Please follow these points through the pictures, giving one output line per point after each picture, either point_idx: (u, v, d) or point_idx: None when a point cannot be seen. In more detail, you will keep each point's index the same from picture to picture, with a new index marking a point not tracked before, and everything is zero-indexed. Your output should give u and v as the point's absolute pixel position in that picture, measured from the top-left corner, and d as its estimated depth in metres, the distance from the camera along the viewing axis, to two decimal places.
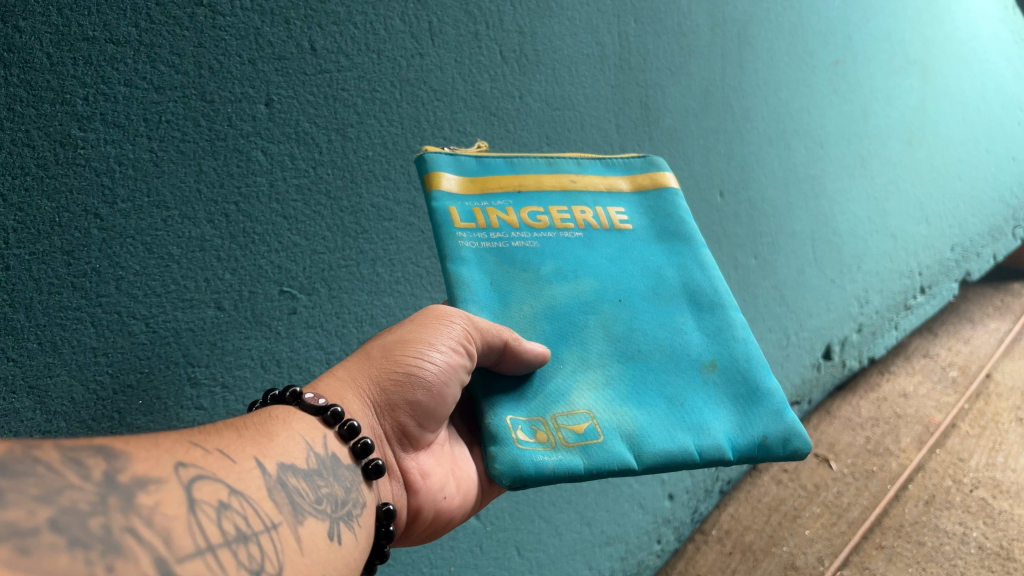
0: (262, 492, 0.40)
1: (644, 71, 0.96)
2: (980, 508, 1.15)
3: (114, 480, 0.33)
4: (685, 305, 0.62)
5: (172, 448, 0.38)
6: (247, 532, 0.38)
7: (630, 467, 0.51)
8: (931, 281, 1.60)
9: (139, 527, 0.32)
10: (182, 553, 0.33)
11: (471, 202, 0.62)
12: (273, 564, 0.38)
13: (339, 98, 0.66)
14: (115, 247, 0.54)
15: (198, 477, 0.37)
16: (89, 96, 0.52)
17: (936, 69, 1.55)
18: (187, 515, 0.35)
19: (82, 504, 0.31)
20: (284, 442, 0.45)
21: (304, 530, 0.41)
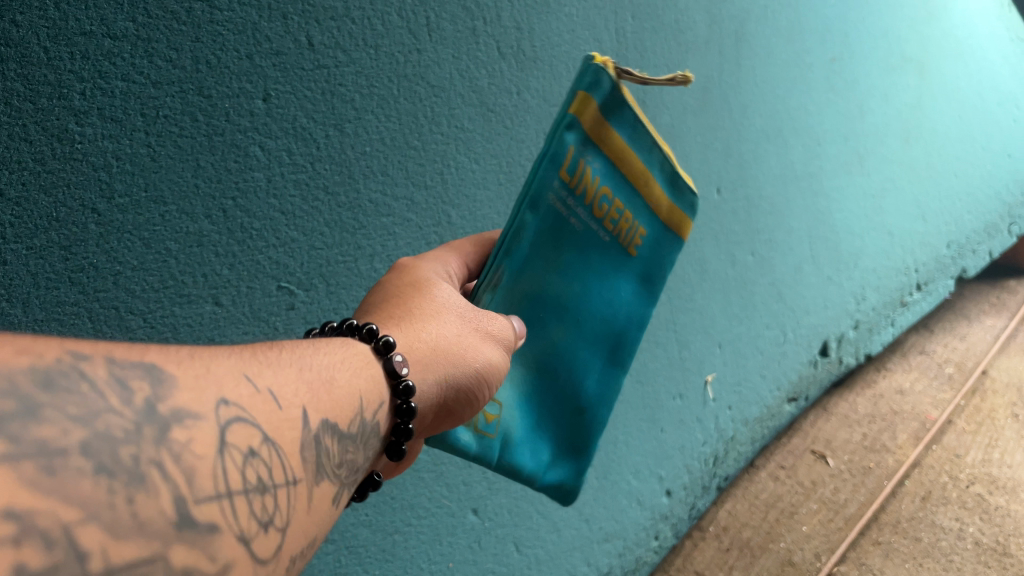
0: (294, 446, 0.38)
1: (641, 68, 0.96)
2: (976, 504, 1.15)
3: (154, 407, 0.31)
4: (611, 349, 0.68)
5: (222, 379, 0.35)
6: (267, 483, 0.35)
7: (485, 460, 0.62)
8: (927, 278, 1.60)
9: (166, 461, 0.30)
10: (200, 495, 0.31)
11: (583, 151, 0.59)
12: (282, 519, 0.36)
13: (336, 93, 0.66)
14: (113, 242, 0.55)
15: (237, 419, 0.35)
16: (86, 90, 0.52)
17: (933, 67, 1.55)
18: (216, 456, 0.32)
19: (117, 430, 0.29)
20: (339, 399, 0.43)
21: (317, 490, 0.40)
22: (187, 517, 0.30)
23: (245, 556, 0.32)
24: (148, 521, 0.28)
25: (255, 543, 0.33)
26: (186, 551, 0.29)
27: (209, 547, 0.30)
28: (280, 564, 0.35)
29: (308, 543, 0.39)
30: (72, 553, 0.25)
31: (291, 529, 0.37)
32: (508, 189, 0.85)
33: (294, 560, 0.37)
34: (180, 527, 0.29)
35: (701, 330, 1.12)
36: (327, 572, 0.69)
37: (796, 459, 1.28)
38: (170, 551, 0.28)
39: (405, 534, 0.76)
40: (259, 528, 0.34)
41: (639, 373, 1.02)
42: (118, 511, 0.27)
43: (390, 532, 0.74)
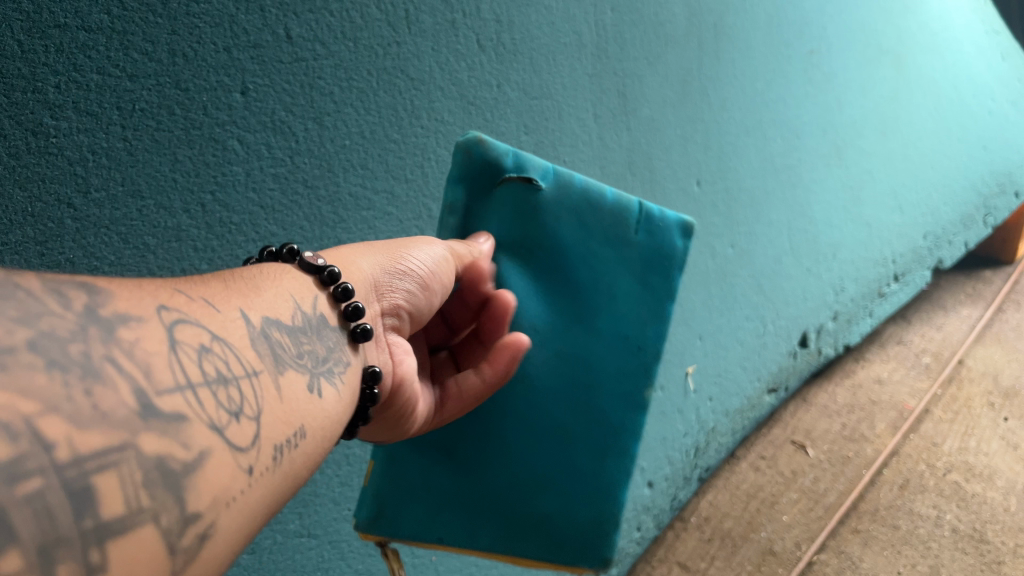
0: (245, 341, 0.41)
1: (621, 61, 0.97)
2: (953, 492, 1.16)
3: (95, 310, 0.33)
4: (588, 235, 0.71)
5: (158, 292, 0.38)
6: (228, 375, 0.38)
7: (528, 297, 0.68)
8: (904, 270, 1.61)
9: (117, 356, 0.32)
10: (161, 387, 0.33)
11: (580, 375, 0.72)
12: (253, 408, 0.39)
13: (315, 87, 0.66)
14: (89, 237, 0.54)
15: (180, 321, 0.37)
16: (61, 83, 0.51)
17: (909, 60, 1.56)
18: (167, 351, 0.35)
19: (62, 330, 0.31)
20: (274, 299, 0.45)
21: (286, 381, 0.43)
22: (149, 406, 0.32)
23: (221, 443, 0.35)
24: (110, 411, 0.30)
25: (229, 431, 0.36)
26: (155, 439, 0.31)
27: (179, 434, 0.33)
28: (263, 451, 0.38)
29: (292, 431, 0.42)
30: (37, 444, 0.27)
31: (266, 417, 0.40)
32: None
33: (281, 448, 0.40)
34: (144, 416, 0.31)
35: (683, 321, 1.13)
36: (310, 566, 0.70)
37: (776, 449, 1.29)
38: (139, 439, 0.31)
39: None
40: (229, 417, 0.37)
41: None
42: (77, 404, 0.29)
43: None
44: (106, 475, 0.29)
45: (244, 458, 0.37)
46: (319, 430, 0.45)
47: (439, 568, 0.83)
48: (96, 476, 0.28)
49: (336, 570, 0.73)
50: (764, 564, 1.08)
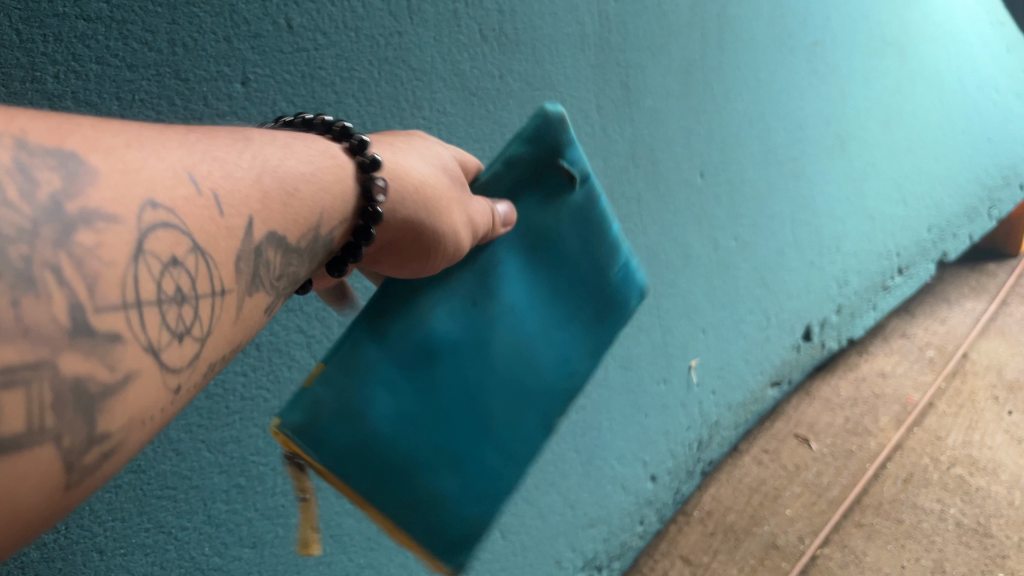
0: (227, 255, 0.36)
1: (624, 52, 0.96)
2: (957, 486, 1.16)
3: (61, 204, 0.28)
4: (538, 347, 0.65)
5: (155, 181, 0.33)
6: (187, 293, 0.34)
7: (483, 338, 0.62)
8: (908, 263, 1.60)
9: (64, 264, 0.27)
10: (102, 303, 0.29)
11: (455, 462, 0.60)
12: (199, 329, 0.35)
13: (316, 77, 0.65)
14: None
15: (162, 225, 0.32)
16: (60, 73, 0.51)
17: (914, 51, 1.55)
18: (129, 263, 0.30)
19: (9, 225, 0.26)
20: (293, 204, 0.42)
21: (250, 301, 0.39)
22: (83, 325, 0.28)
23: (152, 365, 0.31)
24: (37, 326, 0.26)
25: (165, 353, 0.32)
26: (79, 359, 0.27)
27: (108, 355, 0.29)
28: (195, 371, 0.35)
29: (230, 350, 0.39)
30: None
31: (209, 339, 0.36)
32: None
33: (213, 369, 0.37)
34: (74, 333, 0.27)
35: (685, 314, 1.12)
36: (312, 561, 0.70)
37: (779, 443, 1.29)
38: (60, 356, 0.27)
39: None
40: (170, 337, 0.33)
41: (625, 359, 1.03)
42: (2, 313, 0.25)
43: (375, 520, 0.75)
44: (13, 394, 0.25)
45: (174, 380, 0.33)
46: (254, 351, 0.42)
47: None
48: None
49: (338, 564, 0.72)
50: (767, 558, 1.07)
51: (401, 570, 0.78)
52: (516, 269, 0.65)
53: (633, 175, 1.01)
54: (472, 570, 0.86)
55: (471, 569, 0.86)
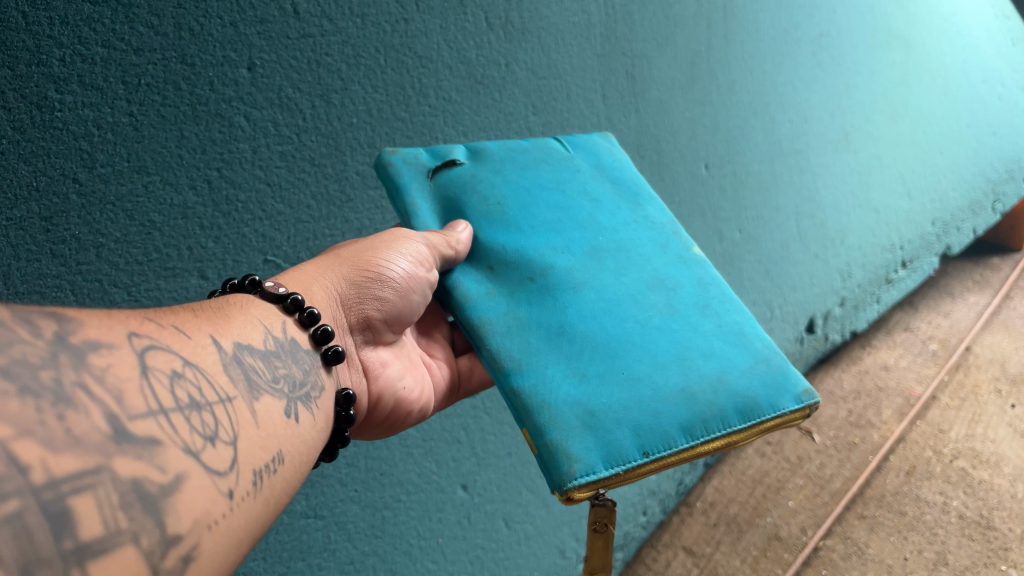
0: (217, 367, 0.40)
1: (630, 42, 0.96)
2: (959, 479, 1.16)
3: (65, 337, 0.32)
4: (621, 281, 0.65)
5: (127, 320, 0.37)
6: (200, 401, 0.37)
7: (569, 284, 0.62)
8: (912, 256, 1.60)
9: (89, 382, 0.31)
10: (134, 412, 0.32)
11: (621, 384, 0.56)
12: (226, 433, 0.38)
13: (322, 63, 0.65)
14: (94, 213, 0.53)
15: (150, 348, 0.36)
16: (66, 56, 0.50)
17: (918, 44, 1.56)
18: (140, 377, 0.34)
19: (32, 357, 0.30)
20: (241, 324, 0.46)
21: (260, 406, 0.42)
22: (122, 431, 0.31)
23: (198, 466, 0.34)
24: (83, 435, 0.29)
25: (205, 454, 0.35)
26: (130, 462, 0.31)
27: (154, 457, 0.32)
28: (243, 476, 0.37)
29: (268, 456, 0.41)
30: (12, 467, 0.26)
31: (241, 443, 0.39)
32: None
33: (259, 473, 0.39)
34: (118, 439, 0.31)
35: None
36: (317, 548, 0.70)
37: (782, 435, 1.29)
38: (114, 461, 0.30)
39: (395, 510, 0.76)
40: (204, 441, 0.35)
41: None
42: (50, 428, 0.28)
43: (379, 508, 0.75)
44: (82, 496, 0.28)
45: (224, 482, 0.36)
46: (297, 453, 0.44)
47: (446, 551, 0.82)
48: (72, 497, 0.28)
49: (342, 551, 0.72)
50: (770, 549, 1.07)
51: (406, 558, 0.78)
52: (518, 228, 0.66)
53: (639, 166, 1.00)
54: (477, 560, 0.85)
55: (476, 558, 0.85)
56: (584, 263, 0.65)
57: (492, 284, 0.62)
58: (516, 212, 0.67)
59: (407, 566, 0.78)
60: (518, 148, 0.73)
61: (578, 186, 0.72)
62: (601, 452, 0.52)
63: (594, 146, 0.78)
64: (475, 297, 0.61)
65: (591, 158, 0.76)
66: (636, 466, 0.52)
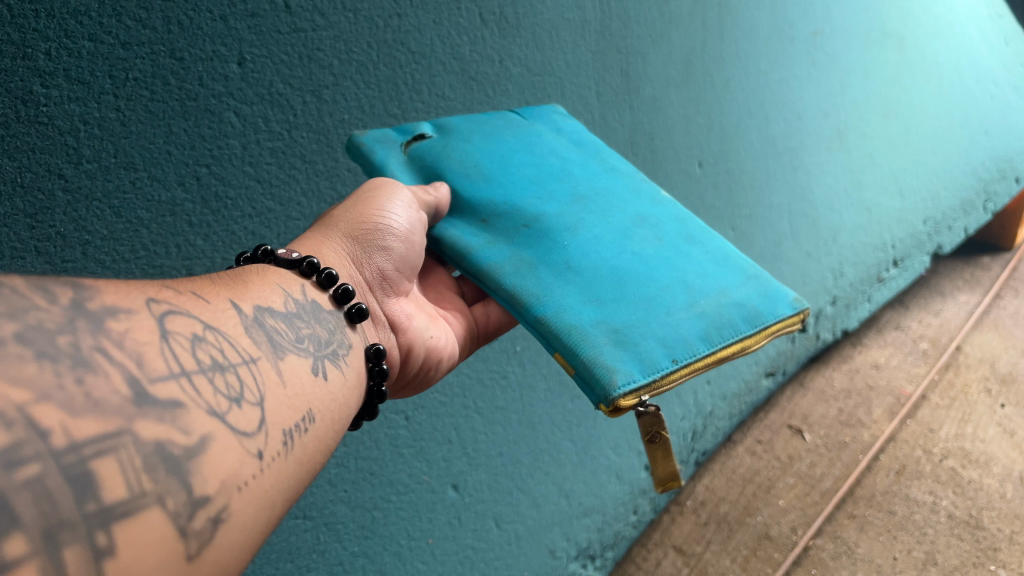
0: (238, 330, 0.41)
1: (625, 39, 0.96)
2: (949, 478, 1.16)
3: (81, 303, 0.32)
4: (607, 218, 0.65)
5: (146, 288, 0.38)
6: (223, 363, 0.38)
7: (561, 225, 0.63)
8: (904, 255, 1.59)
9: (108, 347, 0.31)
10: (154, 375, 0.32)
11: (633, 307, 0.56)
12: (253, 394, 0.38)
13: (314, 59, 0.64)
14: (81, 210, 0.52)
15: (170, 313, 0.37)
16: (52, 50, 0.49)
17: (912, 43, 1.56)
18: (158, 340, 0.34)
19: (49, 323, 0.30)
20: (265, 290, 0.47)
21: (286, 366, 0.43)
22: (144, 394, 0.31)
23: (224, 427, 0.35)
24: (103, 399, 0.29)
25: (230, 416, 0.35)
26: (152, 424, 0.31)
27: (178, 420, 0.32)
28: (270, 436, 0.38)
29: (298, 415, 0.41)
30: (32, 431, 0.26)
31: (268, 403, 0.39)
32: None
33: (289, 433, 0.40)
34: (137, 402, 0.31)
35: None
36: (306, 549, 0.69)
37: (773, 434, 1.29)
38: (134, 424, 0.30)
39: (385, 510, 0.76)
40: (229, 403, 0.36)
41: None
42: (69, 392, 0.28)
43: (369, 508, 0.74)
44: (104, 460, 0.28)
45: (252, 443, 0.36)
46: (328, 411, 0.45)
47: (436, 552, 0.82)
48: (94, 461, 0.28)
49: (332, 553, 0.72)
50: (760, 549, 1.07)
51: (396, 560, 0.78)
52: (500, 184, 0.67)
53: (633, 164, 1.00)
54: (467, 560, 0.85)
55: (466, 559, 0.85)
56: (569, 207, 0.65)
57: (487, 236, 0.62)
58: (494, 171, 0.67)
59: (396, 566, 0.78)
60: (477, 119, 0.74)
61: (544, 145, 0.72)
62: (636, 363, 0.52)
63: (547, 116, 0.78)
64: (475, 247, 0.61)
65: (549, 126, 0.76)
66: (670, 371, 0.53)
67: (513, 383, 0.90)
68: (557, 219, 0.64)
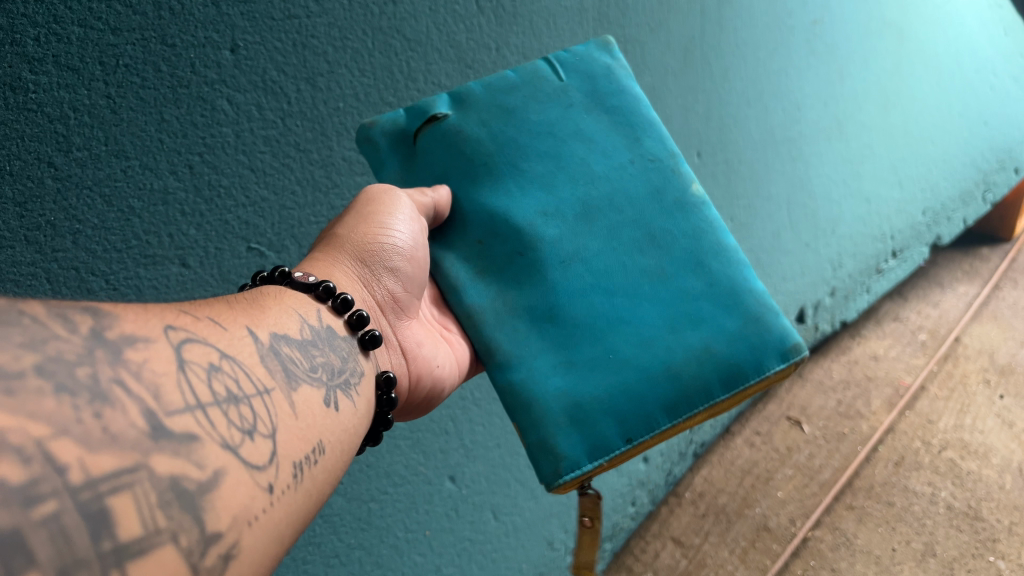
0: (254, 359, 0.42)
1: (622, 27, 0.95)
2: (948, 469, 1.15)
3: (100, 332, 0.34)
4: (609, 242, 0.64)
5: (164, 314, 0.39)
6: (238, 394, 0.39)
7: (558, 255, 0.63)
8: (903, 246, 1.58)
9: (126, 378, 0.33)
10: (170, 408, 0.34)
11: (605, 371, 0.59)
12: (264, 426, 0.40)
13: (308, 46, 0.63)
14: (71, 198, 0.51)
15: (187, 341, 0.38)
16: (41, 35, 0.48)
17: (910, 33, 1.55)
18: (176, 370, 0.36)
19: (68, 354, 0.32)
20: (281, 316, 0.48)
21: (299, 397, 0.44)
22: (160, 428, 0.33)
23: (236, 461, 0.36)
24: (120, 433, 0.31)
25: (242, 449, 0.37)
26: (166, 459, 0.32)
27: (192, 454, 0.34)
28: (281, 469, 0.39)
29: (309, 447, 0.42)
30: (49, 467, 0.28)
31: (280, 436, 0.40)
32: None
33: (300, 465, 0.41)
34: (154, 436, 0.32)
35: None
36: (302, 542, 0.69)
37: (771, 425, 1.29)
38: (151, 459, 0.32)
39: (382, 502, 0.76)
40: (242, 435, 0.37)
41: None
42: (87, 426, 0.30)
43: (366, 500, 0.74)
44: (120, 496, 0.30)
45: (262, 477, 0.37)
46: (339, 441, 0.46)
47: (433, 544, 0.81)
48: (110, 497, 0.29)
49: (328, 545, 0.71)
50: (758, 540, 1.07)
51: (393, 552, 0.77)
52: (507, 187, 0.65)
53: None
54: (465, 552, 0.84)
55: (463, 551, 0.85)
56: (574, 228, 0.64)
57: (479, 266, 0.64)
58: (504, 169, 0.65)
59: (393, 558, 0.77)
60: (505, 83, 0.69)
61: (572, 121, 0.68)
62: (585, 446, 0.57)
63: (589, 65, 0.71)
64: (464, 281, 0.63)
65: (586, 84, 0.70)
66: (619, 453, 0.58)
67: None
68: (557, 245, 0.63)
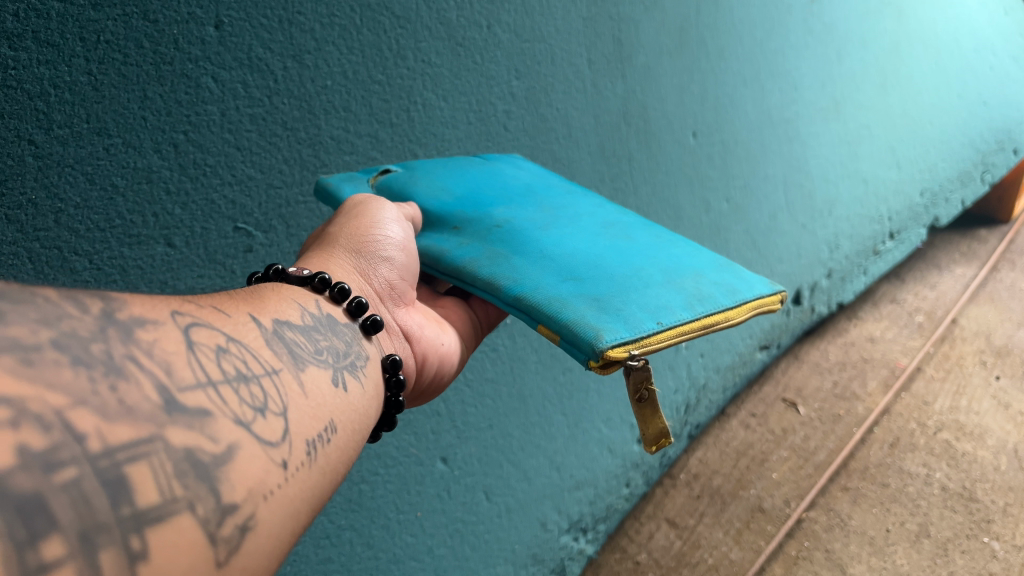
0: (260, 342, 0.42)
1: (616, 5, 0.94)
2: (943, 451, 1.15)
3: (111, 313, 0.33)
4: (576, 220, 0.65)
5: (169, 301, 0.38)
6: (247, 373, 0.38)
7: (532, 226, 0.63)
8: (899, 227, 1.57)
9: (138, 355, 0.32)
10: (182, 384, 0.33)
11: (611, 283, 0.56)
12: (276, 404, 0.39)
13: (294, 22, 0.62)
14: (53, 177, 0.51)
15: (193, 325, 0.37)
16: (20, 11, 0.47)
17: (910, 11, 1.53)
18: (186, 351, 0.35)
19: (82, 331, 0.31)
20: (280, 305, 0.47)
21: (306, 377, 0.43)
22: (173, 402, 0.32)
23: (249, 436, 0.35)
24: (135, 405, 0.30)
25: (255, 425, 0.36)
26: (182, 432, 0.31)
27: (205, 428, 0.33)
28: (295, 447, 0.38)
29: (321, 425, 0.42)
30: (68, 435, 0.27)
31: (292, 414, 0.39)
32: (478, 128, 0.82)
33: (313, 443, 0.40)
34: (168, 410, 0.31)
35: None
36: None
37: (767, 407, 1.29)
38: (166, 431, 0.31)
39: (372, 484, 0.75)
40: (254, 412, 0.37)
41: None
42: (104, 398, 0.29)
43: (357, 482, 0.74)
44: (137, 464, 0.29)
45: (277, 452, 0.37)
46: (351, 421, 0.45)
47: (425, 525, 0.81)
48: (128, 466, 0.28)
49: (318, 527, 0.71)
50: (753, 521, 1.07)
51: (384, 533, 0.77)
52: (468, 203, 0.67)
53: (625, 134, 0.99)
54: (456, 534, 0.85)
55: (456, 531, 0.85)
56: (540, 214, 0.66)
57: (459, 239, 0.63)
58: (461, 194, 0.68)
59: (384, 539, 0.77)
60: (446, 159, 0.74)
61: (511, 176, 0.73)
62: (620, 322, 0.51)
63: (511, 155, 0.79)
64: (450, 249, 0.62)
65: (516, 162, 0.77)
66: (658, 329, 0.52)
67: (502, 357, 0.88)
68: (529, 223, 0.64)
